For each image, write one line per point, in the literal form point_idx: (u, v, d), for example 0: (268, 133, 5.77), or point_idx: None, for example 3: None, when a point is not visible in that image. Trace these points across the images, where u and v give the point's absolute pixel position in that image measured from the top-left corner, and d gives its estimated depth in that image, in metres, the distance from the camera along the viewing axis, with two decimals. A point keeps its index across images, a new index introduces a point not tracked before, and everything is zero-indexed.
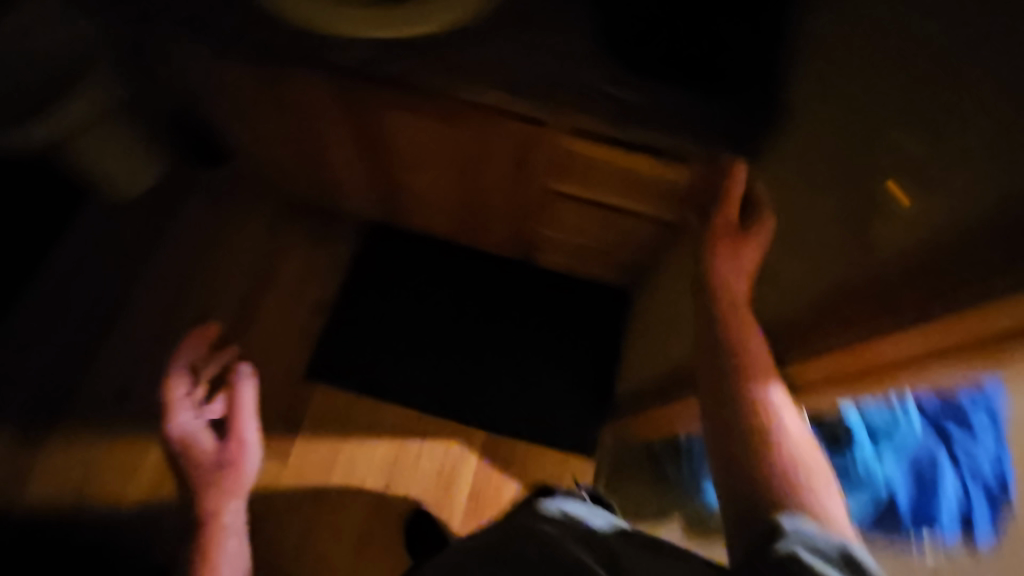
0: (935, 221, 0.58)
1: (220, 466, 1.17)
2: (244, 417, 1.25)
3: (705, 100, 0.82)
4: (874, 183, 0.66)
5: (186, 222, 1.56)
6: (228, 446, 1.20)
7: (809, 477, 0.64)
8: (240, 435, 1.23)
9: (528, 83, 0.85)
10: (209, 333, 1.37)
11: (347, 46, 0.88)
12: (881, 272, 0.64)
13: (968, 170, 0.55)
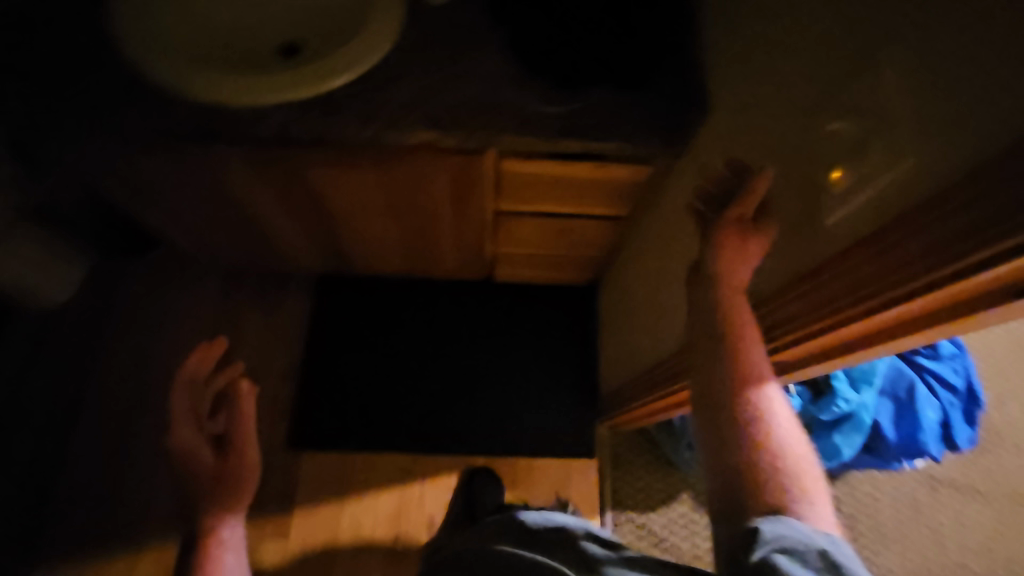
0: (883, 180, 0.48)
1: (220, 483, 1.08)
2: (242, 440, 1.10)
3: (625, 103, 0.85)
4: (810, 148, 0.58)
5: (128, 316, 1.48)
6: (229, 470, 1.09)
7: (793, 459, 0.60)
8: (242, 462, 1.10)
9: (453, 116, 0.85)
10: (213, 346, 1.11)
11: (261, 115, 0.85)
12: (839, 243, 0.53)
13: (906, 121, 0.45)
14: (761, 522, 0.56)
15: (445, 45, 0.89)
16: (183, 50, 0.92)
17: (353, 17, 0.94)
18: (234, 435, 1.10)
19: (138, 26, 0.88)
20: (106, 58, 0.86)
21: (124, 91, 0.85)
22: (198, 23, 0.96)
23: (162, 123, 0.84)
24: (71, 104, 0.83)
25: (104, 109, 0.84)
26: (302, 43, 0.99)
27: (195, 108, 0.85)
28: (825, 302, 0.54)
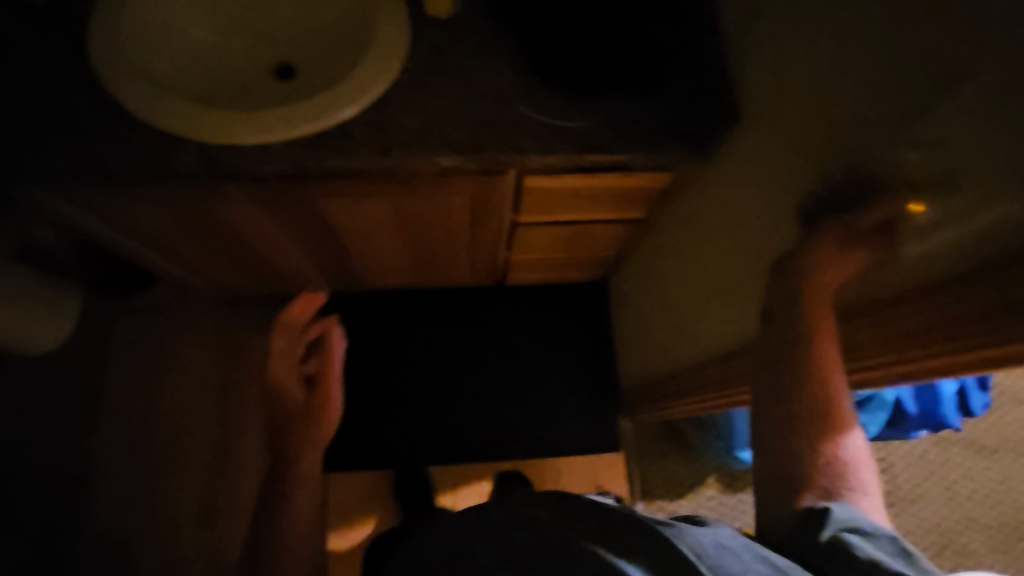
0: (974, 226, 0.48)
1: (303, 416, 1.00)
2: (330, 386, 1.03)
3: (650, 112, 0.82)
4: (874, 175, 0.57)
5: (130, 351, 1.42)
6: (304, 427, 0.98)
7: (853, 452, 0.61)
8: (323, 417, 1.00)
9: (474, 139, 0.81)
10: (314, 298, 1.11)
11: (272, 152, 0.79)
12: (913, 280, 0.55)
13: (997, 168, 0.46)
14: (825, 505, 0.57)
15: (454, 59, 0.84)
16: (172, 86, 0.85)
17: (352, 37, 0.89)
18: (321, 377, 1.04)
19: (118, 60, 0.79)
20: (89, 101, 0.79)
21: (117, 136, 0.78)
22: (181, 51, 0.88)
23: (164, 167, 0.77)
24: (63, 157, 0.76)
25: (99, 158, 0.77)
26: (296, 64, 0.93)
27: (198, 147, 0.79)
28: (901, 336, 0.56)
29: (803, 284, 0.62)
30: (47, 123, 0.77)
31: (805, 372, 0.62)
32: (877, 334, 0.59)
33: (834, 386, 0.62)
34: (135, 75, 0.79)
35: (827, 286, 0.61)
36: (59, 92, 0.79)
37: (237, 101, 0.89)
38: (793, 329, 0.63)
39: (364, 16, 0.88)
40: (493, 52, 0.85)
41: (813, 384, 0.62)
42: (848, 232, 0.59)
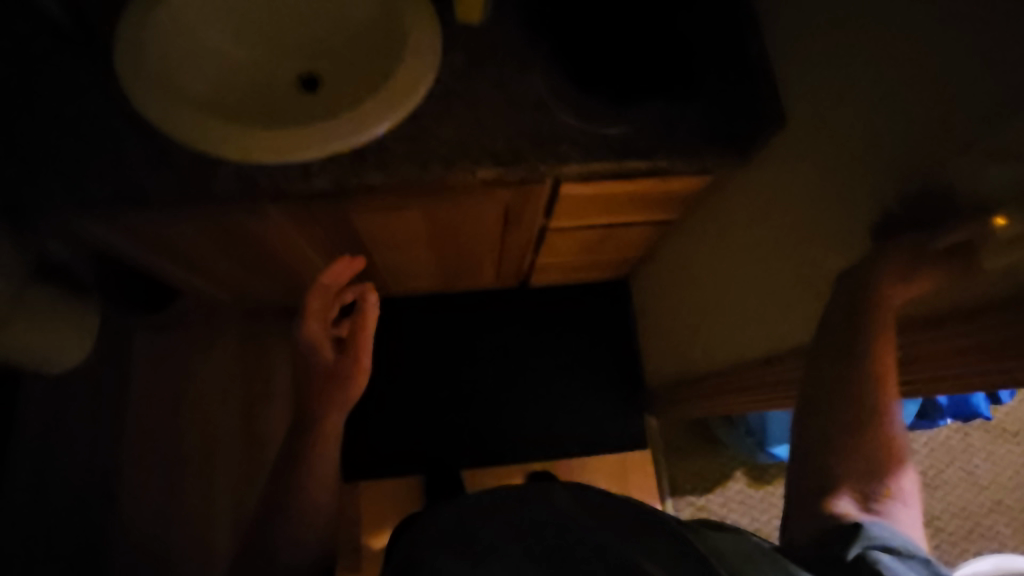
0: None
1: (328, 376, 0.97)
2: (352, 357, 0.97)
3: (691, 117, 0.81)
4: (946, 183, 0.56)
5: (153, 365, 1.39)
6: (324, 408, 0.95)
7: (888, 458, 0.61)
8: (340, 395, 0.96)
9: (514, 149, 0.80)
10: (349, 262, 0.97)
11: (309, 170, 0.78)
12: (1009, 284, 0.54)
13: None
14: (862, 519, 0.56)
15: (488, 68, 0.83)
16: (201, 103, 0.84)
17: (381, 48, 0.88)
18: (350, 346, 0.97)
19: (148, 80, 0.77)
20: (122, 125, 0.78)
21: (152, 160, 0.77)
22: (208, 67, 0.87)
23: (202, 189, 0.77)
24: (99, 182, 0.75)
25: (136, 182, 0.76)
26: (323, 78, 0.92)
27: (235, 168, 0.78)
28: (1004, 345, 0.54)
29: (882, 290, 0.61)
30: (81, 148, 0.76)
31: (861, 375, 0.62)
32: (965, 341, 0.58)
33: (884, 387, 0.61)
34: (166, 94, 0.77)
35: (895, 299, 0.61)
36: (91, 116, 0.77)
37: (267, 117, 0.89)
38: (852, 338, 0.63)
39: (392, 26, 0.87)
40: (527, 58, 0.83)
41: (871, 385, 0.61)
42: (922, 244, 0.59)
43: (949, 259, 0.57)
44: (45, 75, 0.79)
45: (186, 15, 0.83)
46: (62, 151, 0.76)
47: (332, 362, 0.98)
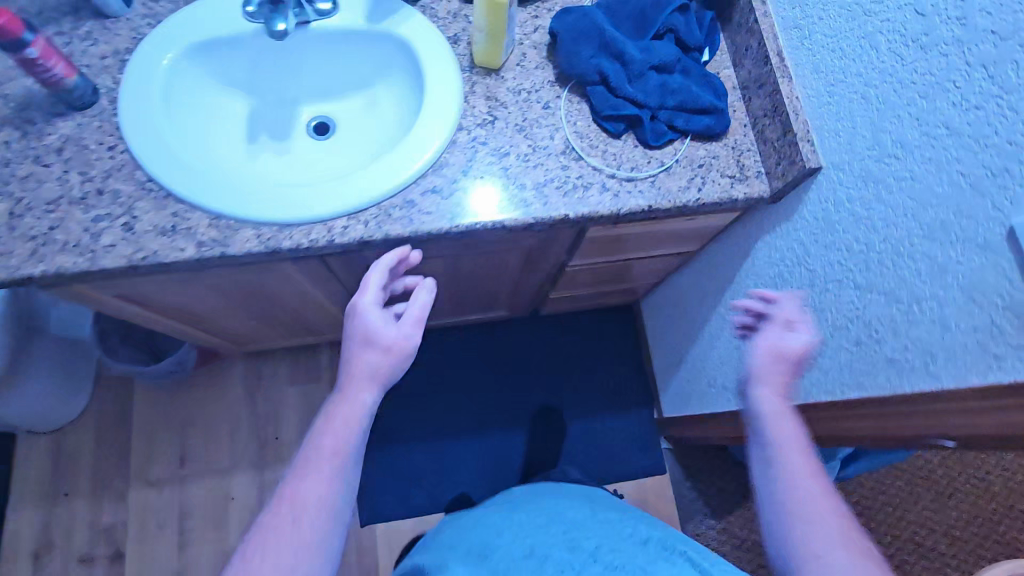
0: None
1: (361, 376, 0.66)
2: (388, 354, 0.67)
3: (714, 159, 0.82)
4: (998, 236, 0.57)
5: (155, 416, 1.34)
6: (321, 436, 0.63)
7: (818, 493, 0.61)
8: (345, 412, 0.64)
9: (545, 197, 0.78)
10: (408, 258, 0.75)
11: (334, 229, 0.74)
12: None
13: None
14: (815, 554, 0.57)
15: (511, 115, 0.81)
16: (218, 167, 0.79)
17: (398, 97, 0.88)
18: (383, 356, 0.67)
19: (161, 149, 0.74)
20: (133, 190, 0.73)
21: (167, 227, 0.72)
22: (217, 125, 0.84)
23: (221, 256, 0.72)
24: (111, 253, 0.70)
25: (150, 251, 0.71)
26: (335, 122, 0.92)
27: (256, 232, 0.73)
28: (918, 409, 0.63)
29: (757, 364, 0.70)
30: (90, 217, 0.71)
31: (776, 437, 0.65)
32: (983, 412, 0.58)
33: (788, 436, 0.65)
34: (180, 162, 0.74)
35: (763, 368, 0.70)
36: (100, 182, 0.73)
37: (288, 167, 0.86)
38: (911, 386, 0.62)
39: (408, 74, 0.86)
40: (550, 104, 0.82)
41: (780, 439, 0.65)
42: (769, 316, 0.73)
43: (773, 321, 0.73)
44: (48, 140, 0.74)
45: (189, 72, 0.80)
46: (69, 222, 0.71)
47: (353, 364, 0.67)
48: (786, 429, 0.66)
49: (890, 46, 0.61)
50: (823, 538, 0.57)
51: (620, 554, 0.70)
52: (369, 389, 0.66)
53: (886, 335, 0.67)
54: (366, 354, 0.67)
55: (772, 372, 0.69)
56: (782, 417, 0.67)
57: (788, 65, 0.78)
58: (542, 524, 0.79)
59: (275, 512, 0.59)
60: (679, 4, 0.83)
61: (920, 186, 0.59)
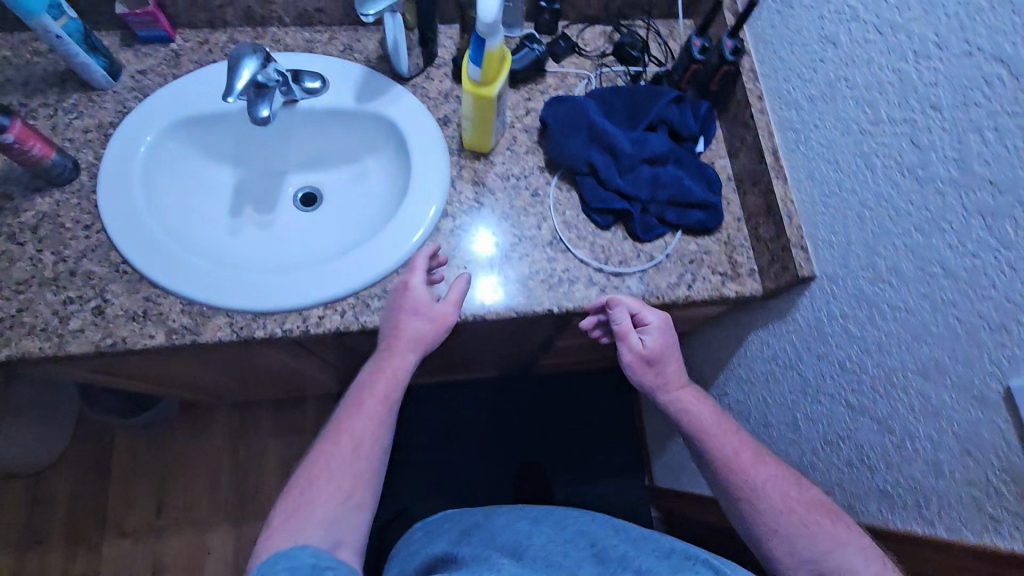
0: None
1: (404, 345, 0.70)
2: (430, 326, 0.70)
3: (706, 254, 0.80)
4: None
5: (135, 463, 1.32)
6: (373, 380, 0.70)
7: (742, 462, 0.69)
8: (394, 366, 0.69)
9: (530, 289, 0.76)
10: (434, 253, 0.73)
11: (309, 319, 0.72)
12: None
13: None
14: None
15: (499, 202, 0.80)
16: (196, 248, 0.77)
17: (386, 172, 0.87)
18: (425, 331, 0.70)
19: (137, 232, 0.72)
20: (106, 272, 0.71)
21: (138, 312, 0.70)
22: (201, 200, 0.83)
23: (192, 343, 0.70)
24: (79, 338, 0.68)
25: (119, 337, 0.69)
26: (324, 193, 0.90)
27: (229, 319, 0.71)
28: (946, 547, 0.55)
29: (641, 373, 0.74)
30: (61, 299, 0.70)
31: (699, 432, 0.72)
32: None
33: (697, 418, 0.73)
34: (155, 246, 0.72)
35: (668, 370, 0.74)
36: (74, 263, 0.71)
37: (271, 242, 0.84)
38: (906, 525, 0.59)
39: (397, 150, 0.85)
40: (539, 191, 0.81)
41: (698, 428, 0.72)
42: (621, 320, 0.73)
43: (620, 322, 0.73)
44: (24, 217, 0.73)
45: (174, 147, 0.80)
46: (39, 304, 0.69)
47: (401, 327, 0.70)
48: (698, 409, 0.73)
49: (885, 171, 0.59)
50: (777, 509, 0.66)
51: (645, 560, 0.72)
52: (414, 350, 0.70)
53: (879, 463, 0.63)
54: (409, 325, 0.70)
55: (661, 372, 0.74)
56: (693, 404, 0.74)
57: (783, 165, 0.76)
58: (575, 530, 0.81)
59: (333, 437, 0.67)
60: (674, 94, 0.81)
61: (915, 321, 0.57)
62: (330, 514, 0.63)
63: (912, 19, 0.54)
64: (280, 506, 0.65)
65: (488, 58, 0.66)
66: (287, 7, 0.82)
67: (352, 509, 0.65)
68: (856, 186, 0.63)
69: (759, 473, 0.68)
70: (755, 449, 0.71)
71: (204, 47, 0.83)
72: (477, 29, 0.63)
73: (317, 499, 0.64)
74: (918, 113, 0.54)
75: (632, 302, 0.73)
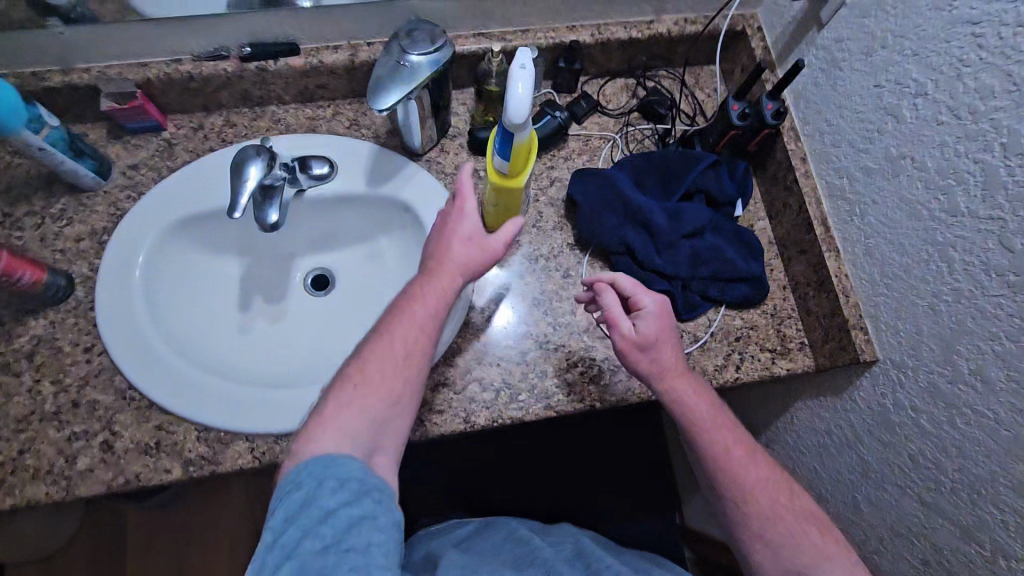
0: None
1: (447, 260, 0.64)
2: (477, 251, 0.65)
3: (752, 328, 0.75)
4: None
5: (151, 538, 1.27)
6: (417, 294, 0.63)
7: (735, 458, 0.64)
8: (443, 285, 0.63)
9: (570, 383, 0.71)
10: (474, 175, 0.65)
11: None
12: None
13: None
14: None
15: (529, 287, 0.75)
16: (204, 359, 0.71)
17: (405, 252, 0.80)
18: (472, 253, 0.64)
19: (140, 348, 0.67)
20: (112, 400, 0.66)
21: (151, 444, 0.65)
22: (204, 298, 0.77)
23: (212, 473, 0.65)
24: (88, 479, 0.63)
25: (132, 474, 0.63)
26: (336, 275, 0.84)
27: (250, 444, 0.66)
28: None
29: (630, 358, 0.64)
30: (65, 436, 0.64)
31: (692, 422, 0.64)
32: None
33: (692, 404, 0.64)
34: (161, 366, 0.67)
35: (666, 364, 0.64)
36: (76, 393, 0.66)
37: (284, 338, 0.78)
38: None
39: (413, 230, 0.78)
40: (570, 272, 0.75)
41: (689, 416, 0.64)
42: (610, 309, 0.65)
43: (608, 312, 0.65)
44: (17, 344, 0.67)
45: (172, 244, 0.74)
46: (40, 444, 0.64)
47: (449, 248, 0.64)
48: (696, 400, 0.64)
49: (965, 266, 0.54)
50: (763, 519, 0.62)
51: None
52: (463, 274, 0.64)
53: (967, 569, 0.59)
54: (456, 243, 0.64)
55: (655, 359, 0.64)
56: (686, 394, 0.64)
57: (834, 237, 0.70)
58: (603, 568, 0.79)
59: (383, 337, 0.61)
60: (711, 158, 0.75)
61: (1007, 434, 0.52)
62: (378, 416, 0.58)
63: (997, 109, 0.48)
64: (324, 402, 0.58)
65: (516, 150, 0.61)
66: (287, 86, 0.75)
67: (396, 414, 0.59)
68: (928, 275, 0.58)
69: (752, 475, 0.63)
70: (748, 447, 0.65)
71: (198, 133, 0.76)
72: (504, 125, 0.57)
73: (355, 404, 0.57)
74: (1008, 213, 0.49)
75: (626, 283, 0.66)
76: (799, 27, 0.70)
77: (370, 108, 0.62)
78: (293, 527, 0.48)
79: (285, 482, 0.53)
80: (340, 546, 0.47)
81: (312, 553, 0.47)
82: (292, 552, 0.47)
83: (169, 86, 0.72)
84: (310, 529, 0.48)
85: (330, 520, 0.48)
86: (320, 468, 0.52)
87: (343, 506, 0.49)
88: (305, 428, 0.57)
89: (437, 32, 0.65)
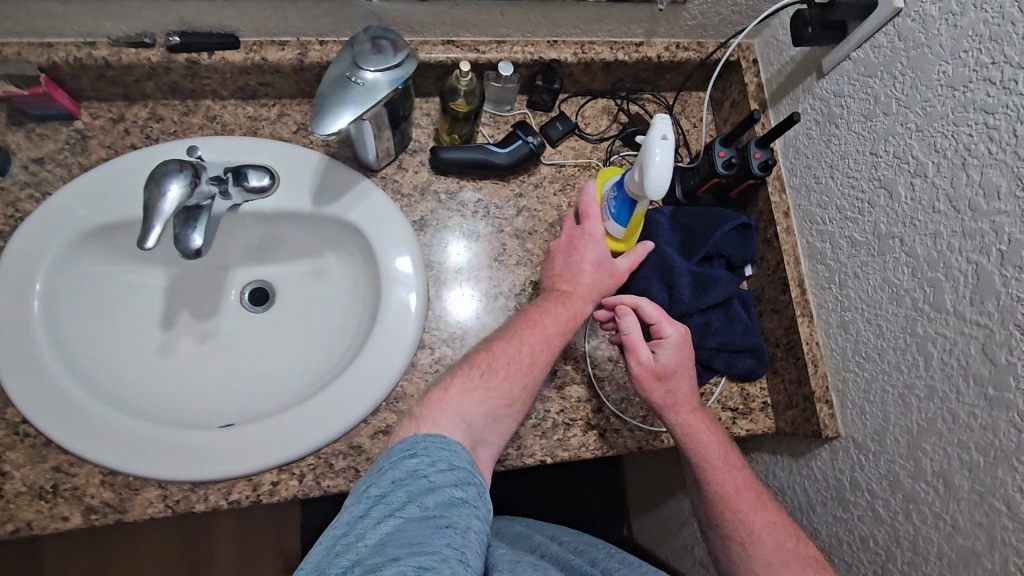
0: None
1: (580, 281, 0.64)
2: (607, 274, 0.65)
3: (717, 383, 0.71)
4: None
5: None
6: (541, 315, 0.62)
7: (742, 501, 0.60)
8: (572, 307, 0.62)
9: (519, 433, 0.66)
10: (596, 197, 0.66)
11: (260, 487, 0.61)
12: None
13: None
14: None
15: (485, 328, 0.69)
16: (114, 394, 0.63)
17: (353, 274, 0.73)
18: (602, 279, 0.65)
19: (42, 378, 0.59)
20: (4, 436, 0.59)
21: (46, 488, 0.58)
22: (123, 315, 0.69)
23: (117, 521, 0.59)
24: None
25: (23, 521, 0.57)
26: (277, 291, 0.76)
27: (163, 490, 0.59)
28: None
29: (646, 387, 0.61)
30: None
31: (701, 459, 0.61)
32: None
33: (701, 441, 0.61)
34: (66, 399, 0.59)
35: (680, 400, 0.61)
36: None
37: (217, 365, 0.71)
38: None
39: (363, 253, 0.71)
40: None
41: (700, 453, 0.61)
42: (636, 331, 0.60)
43: (629, 331, 0.60)
44: None
45: (85, 256, 0.66)
46: None
47: (582, 274, 0.64)
48: (708, 439, 0.61)
49: (942, 365, 0.50)
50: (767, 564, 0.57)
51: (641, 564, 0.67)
52: (594, 300, 0.64)
53: None
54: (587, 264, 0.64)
55: (670, 392, 0.61)
56: (697, 429, 0.61)
57: (809, 301, 0.66)
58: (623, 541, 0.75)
59: (507, 340, 0.60)
60: (740, 220, 0.68)
61: (962, 545, 0.50)
62: (493, 409, 0.56)
63: (998, 210, 0.44)
64: (451, 378, 0.57)
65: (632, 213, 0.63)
66: (224, 82, 0.66)
67: (508, 414, 0.57)
68: (904, 364, 0.54)
69: (758, 516, 0.59)
70: (755, 489, 0.61)
71: (118, 126, 0.67)
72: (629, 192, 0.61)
73: (476, 394, 0.56)
74: (997, 324, 0.45)
75: (650, 309, 0.62)
76: (800, 70, 0.65)
77: (311, 128, 0.53)
78: (401, 490, 0.44)
79: (392, 449, 0.49)
80: (443, 520, 0.42)
81: (415, 518, 0.42)
82: (397, 511, 0.43)
83: (84, 73, 0.62)
84: (417, 496, 0.44)
85: (433, 493, 0.44)
86: (436, 445, 0.48)
87: (448, 487, 0.45)
88: (428, 396, 0.55)
89: (400, 42, 0.57)
